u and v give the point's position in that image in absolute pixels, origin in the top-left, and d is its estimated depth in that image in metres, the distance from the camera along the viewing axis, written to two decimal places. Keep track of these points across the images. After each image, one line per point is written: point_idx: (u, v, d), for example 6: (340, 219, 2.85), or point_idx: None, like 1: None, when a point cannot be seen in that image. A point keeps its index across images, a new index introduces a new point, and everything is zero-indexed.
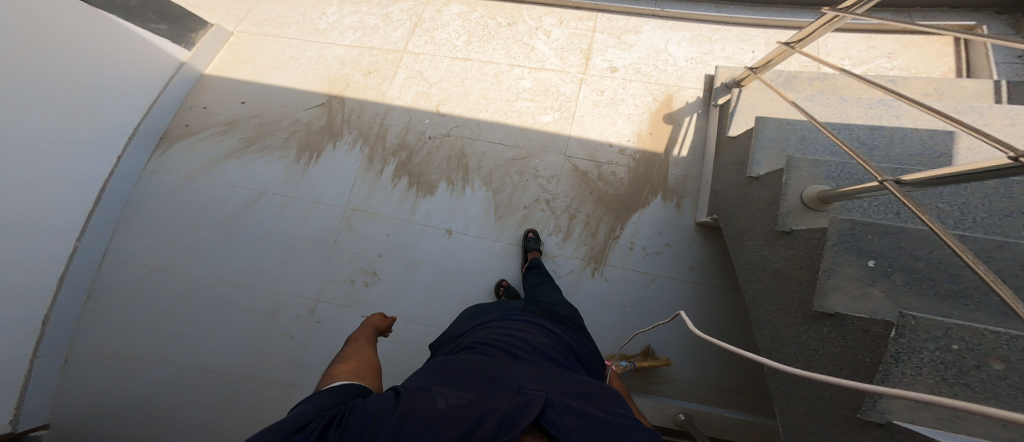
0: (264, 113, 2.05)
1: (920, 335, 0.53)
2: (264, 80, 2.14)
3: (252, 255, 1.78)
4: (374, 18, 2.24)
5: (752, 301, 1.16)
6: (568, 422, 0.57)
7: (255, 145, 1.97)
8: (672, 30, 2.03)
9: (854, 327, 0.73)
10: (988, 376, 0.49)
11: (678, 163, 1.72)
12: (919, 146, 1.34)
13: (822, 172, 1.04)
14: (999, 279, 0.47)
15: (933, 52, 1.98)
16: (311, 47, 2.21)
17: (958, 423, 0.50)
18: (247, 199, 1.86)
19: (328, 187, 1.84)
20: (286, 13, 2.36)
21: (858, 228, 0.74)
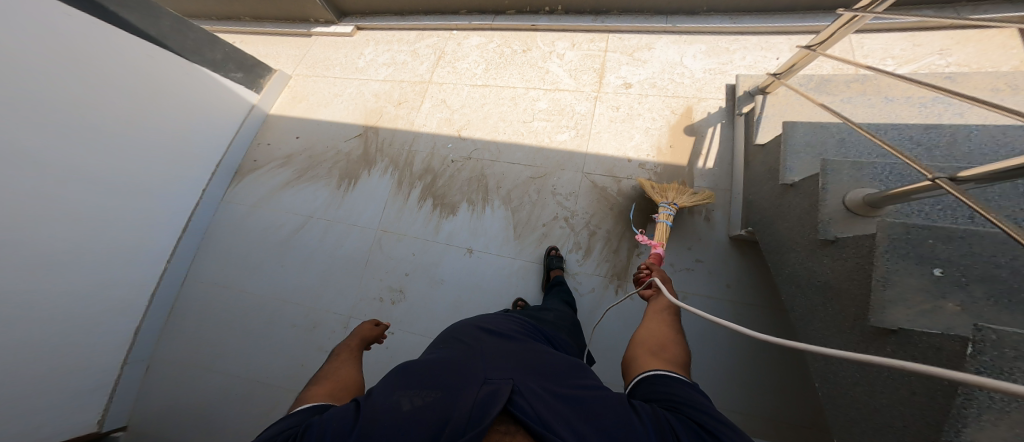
0: (313, 147, 2.24)
1: (1006, 352, 0.44)
2: (314, 116, 2.37)
3: (299, 274, 1.89)
4: (403, 55, 2.45)
5: (801, 318, 1.04)
6: (536, 407, 0.60)
7: (305, 175, 2.15)
8: (687, 44, 2.02)
9: (928, 346, 0.63)
10: None
11: (704, 175, 1.64)
12: (997, 145, 1.19)
13: (865, 175, 0.97)
14: None
15: (997, 45, 1.79)
16: (350, 84, 2.43)
17: None
18: (297, 224, 2.02)
19: (363, 211, 1.95)
20: (333, 56, 2.64)
21: (915, 232, 0.66)
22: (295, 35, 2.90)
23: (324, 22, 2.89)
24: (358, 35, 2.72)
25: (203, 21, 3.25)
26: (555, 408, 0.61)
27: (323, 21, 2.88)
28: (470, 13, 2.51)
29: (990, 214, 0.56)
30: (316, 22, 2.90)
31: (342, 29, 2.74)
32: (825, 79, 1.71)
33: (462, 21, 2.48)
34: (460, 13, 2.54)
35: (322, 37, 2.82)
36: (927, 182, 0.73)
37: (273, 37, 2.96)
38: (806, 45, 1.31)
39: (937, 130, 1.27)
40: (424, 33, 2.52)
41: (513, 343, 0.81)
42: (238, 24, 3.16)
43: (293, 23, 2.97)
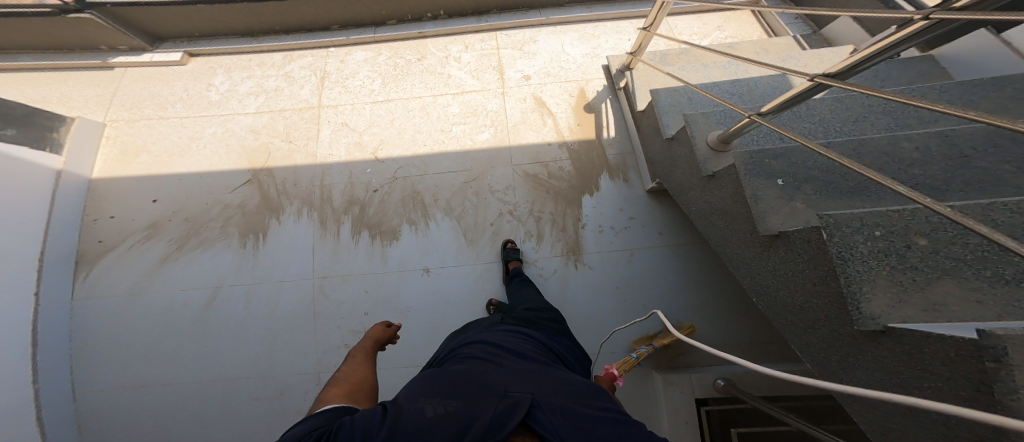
0: (187, 205, 1.80)
1: (848, 230, 0.75)
2: (171, 170, 1.89)
3: (236, 347, 1.56)
4: (273, 80, 2.18)
5: (717, 243, 1.37)
6: (553, 421, 0.62)
7: (190, 241, 1.73)
8: (562, 34, 2.31)
9: (799, 240, 0.92)
10: (920, 253, 0.69)
11: (612, 144, 1.93)
12: (773, 87, 1.81)
13: (712, 120, 1.40)
14: (867, 167, 0.71)
15: (744, 22, 2.60)
16: (211, 122, 2.03)
17: (944, 311, 0.64)
18: (204, 300, 1.63)
19: (289, 262, 1.68)
20: (161, 91, 2.16)
21: (756, 157, 1.15)
22: (77, 68, 2.25)
23: (127, 49, 2.32)
24: (193, 62, 2.29)
25: None
26: (570, 419, 0.64)
27: (126, 48, 2.31)
28: (344, 27, 2.40)
29: (790, 135, 0.88)
30: (113, 50, 2.30)
31: (167, 57, 2.25)
32: (664, 54, 2.20)
33: (338, 37, 2.34)
34: (332, 28, 2.40)
35: (129, 67, 2.26)
36: (747, 120, 1.12)
37: (45, 74, 2.23)
38: (642, 28, 1.71)
39: (739, 83, 1.84)
40: (293, 53, 2.30)
41: (531, 362, 0.83)
42: None
43: (68, 51, 2.28)
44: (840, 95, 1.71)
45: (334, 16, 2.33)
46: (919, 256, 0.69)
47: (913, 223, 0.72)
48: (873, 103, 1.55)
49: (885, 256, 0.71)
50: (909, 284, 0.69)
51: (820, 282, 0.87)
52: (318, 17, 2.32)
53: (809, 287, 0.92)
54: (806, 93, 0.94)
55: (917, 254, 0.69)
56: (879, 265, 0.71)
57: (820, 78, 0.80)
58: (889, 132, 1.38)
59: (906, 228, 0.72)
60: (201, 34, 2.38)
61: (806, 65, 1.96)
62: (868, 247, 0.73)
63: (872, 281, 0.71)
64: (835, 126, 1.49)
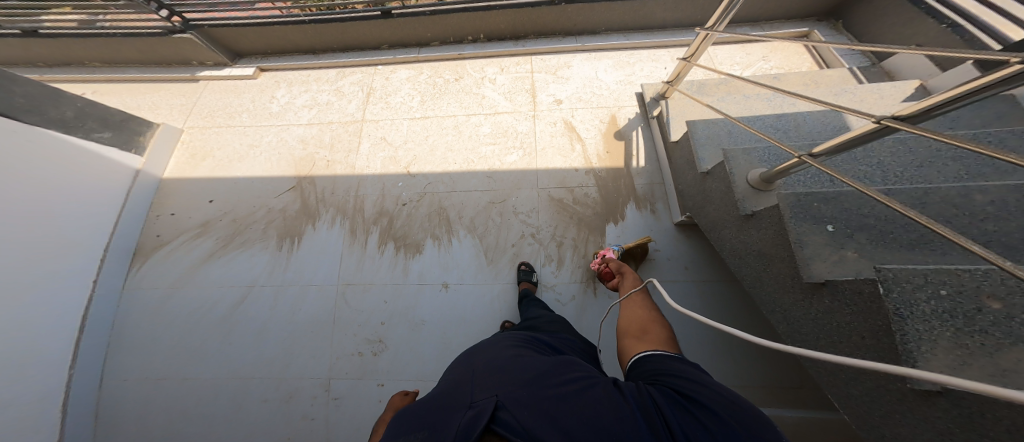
0: (236, 208, 1.97)
1: (906, 285, 0.71)
2: (228, 173, 2.09)
3: (255, 347, 1.66)
4: (326, 95, 2.36)
5: (751, 284, 1.28)
6: (519, 418, 0.63)
7: (234, 241, 1.89)
8: (597, 60, 2.34)
9: (849, 292, 0.86)
10: (990, 317, 0.64)
11: (640, 173, 1.89)
12: (821, 124, 1.70)
13: (753, 158, 1.32)
14: (933, 220, 0.68)
15: (792, 53, 2.48)
16: (269, 132, 2.23)
17: (1010, 378, 0.58)
18: (236, 298, 1.76)
19: (317, 268, 1.78)
20: (233, 102, 2.42)
21: (803, 200, 1.06)
22: (172, 80, 2.59)
23: (213, 64, 2.63)
24: (262, 76, 2.56)
25: (26, 70, 2.64)
26: (538, 411, 0.64)
27: (212, 63, 2.62)
28: (391, 47, 2.59)
29: (846, 180, 0.85)
30: (201, 65, 2.63)
31: (242, 72, 2.54)
32: (702, 84, 2.15)
33: (386, 56, 2.54)
34: (382, 47, 2.60)
35: (212, 80, 2.56)
36: (795, 160, 1.06)
37: (144, 85, 2.58)
38: (681, 58, 1.69)
39: (783, 118, 1.75)
40: (345, 70, 2.50)
41: (502, 354, 0.82)
42: (83, 71, 2.64)
43: (167, 66, 2.65)
44: (900, 136, 1.56)
45: (385, 38, 2.51)
46: (990, 320, 0.64)
47: (987, 285, 0.67)
48: (937, 148, 1.41)
49: (948, 317, 0.67)
50: (977, 349, 0.63)
51: (873, 336, 0.81)
52: (370, 38, 2.52)
53: (859, 341, 0.85)
54: (865, 139, 0.90)
55: (986, 317, 0.64)
56: (942, 325, 0.66)
57: (887, 120, 0.76)
58: (958, 181, 1.24)
59: (976, 289, 0.67)
60: (273, 50, 2.65)
61: (862, 101, 1.82)
62: (930, 304, 0.68)
63: (932, 341, 0.66)
64: (891, 170, 1.37)
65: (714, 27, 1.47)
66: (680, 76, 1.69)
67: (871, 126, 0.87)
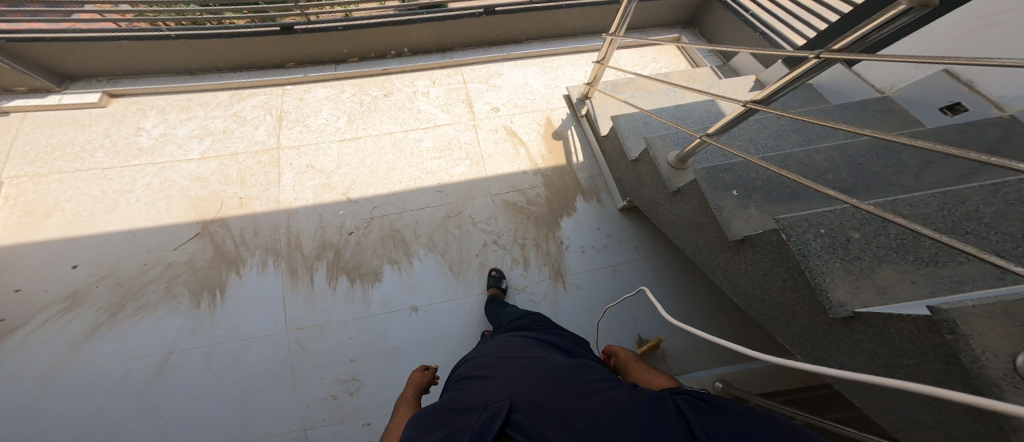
0: (117, 268, 1.60)
1: (799, 230, 0.94)
2: (93, 230, 1.68)
3: (195, 419, 1.35)
4: (221, 122, 2.11)
5: (691, 251, 1.50)
6: (533, 421, 0.62)
7: (126, 308, 1.52)
8: (524, 67, 2.47)
9: (762, 243, 1.06)
10: (857, 245, 0.90)
11: (582, 168, 2.05)
12: (709, 110, 2.09)
13: (668, 142, 1.57)
14: (799, 177, 0.88)
15: (673, 54, 3.00)
16: (144, 172, 1.88)
17: (893, 294, 0.80)
18: (152, 367, 1.42)
19: (255, 318, 1.53)
20: (76, 137, 1.98)
21: (713, 172, 1.32)
22: None
23: (26, 91, 2.10)
24: (115, 103, 2.17)
25: None
26: (554, 412, 0.63)
27: (24, 90, 2.09)
28: (301, 64, 2.42)
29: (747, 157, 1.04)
30: (6, 92, 2.07)
31: (82, 99, 2.10)
32: (615, 84, 2.45)
33: (295, 74, 2.36)
34: (288, 66, 2.41)
35: (30, 112, 2.06)
36: (695, 141, 1.28)
37: None
38: (596, 61, 1.90)
39: (682, 108, 2.10)
40: (243, 92, 2.26)
41: (514, 359, 0.81)
42: None
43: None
44: (760, 116, 2.03)
45: (290, 54, 2.33)
46: (858, 247, 0.90)
47: (845, 221, 0.95)
48: (782, 122, 1.87)
49: (834, 250, 0.90)
50: (860, 272, 0.86)
51: (790, 277, 0.99)
52: (272, 56, 2.33)
53: (783, 283, 1.03)
54: (738, 119, 1.15)
55: (855, 245, 0.90)
56: (832, 258, 0.89)
57: (751, 104, 0.99)
58: (802, 146, 1.68)
59: (842, 225, 0.95)
60: (124, 72, 2.25)
61: (729, 90, 2.30)
62: (819, 243, 0.91)
63: (830, 271, 0.87)
64: (760, 142, 1.76)
65: (616, 32, 1.70)
66: (597, 78, 1.90)
67: (739, 111, 1.11)
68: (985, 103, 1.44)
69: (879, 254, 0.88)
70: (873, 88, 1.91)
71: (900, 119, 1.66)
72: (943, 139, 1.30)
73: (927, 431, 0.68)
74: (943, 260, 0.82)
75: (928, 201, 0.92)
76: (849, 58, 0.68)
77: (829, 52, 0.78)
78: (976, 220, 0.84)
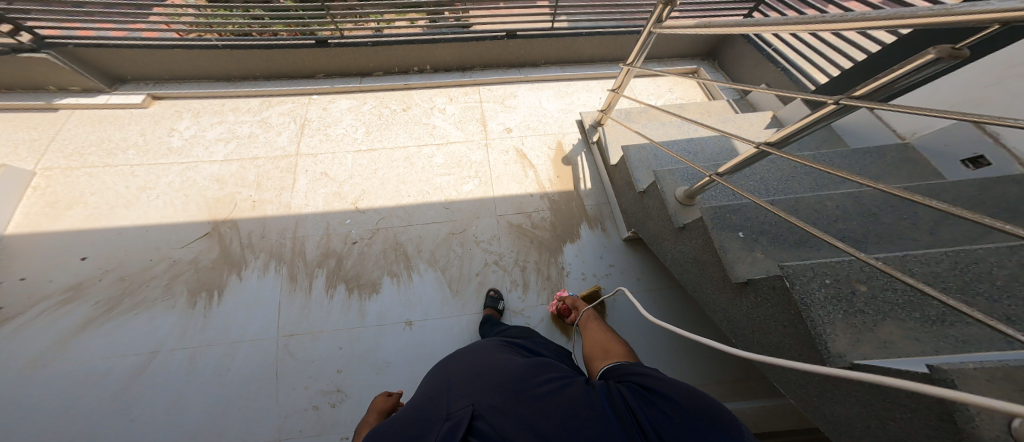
0: (124, 262, 1.67)
1: (803, 277, 0.92)
2: (110, 223, 1.77)
3: (172, 421, 1.37)
4: (247, 126, 2.21)
5: (693, 289, 1.47)
6: (497, 427, 0.63)
7: (124, 303, 1.58)
8: (540, 91, 2.52)
9: (765, 287, 1.04)
10: (863, 297, 0.89)
11: (589, 194, 2.06)
12: (721, 147, 2.08)
13: (676, 177, 1.57)
14: (807, 225, 0.87)
15: (690, 86, 3.01)
16: (169, 171, 1.98)
17: (896, 349, 0.78)
18: (135, 366, 1.46)
19: (248, 322, 1.57)
20: (114, 135, 2.11)
21: (720, 213, 1.31)
22: (15, 110, 2.17)
23: (79, 90, 2.27)
24: (155, 104, 2.29)
25: None
26: (516, 417, 0.64)
27: (78, 89, 2.26)
28: (329, 75, 2.53)
29: (760, 202, 1.02)
30: (61, 91, 2.25)
31: (127, 100, 2.24)
32: (629, 112, 2.47)
33: (322, 85, 2.46)
34: (316, 76, 2.52)
35: (79, 110, 2.21)
36: (705, 179, 1.29)
37: None
38: (610, 90, 1.93)
39: (693, 142, 2.10)
40: (272, 99, 2.37)
41: (475, 362, 0.81)
42: None
43: (7, 90, 2.21)
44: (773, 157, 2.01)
45: (320, 66, 2.46)
46: (864, 300, 0.88)
47: (851, 271, 0.94)
48: (794, 165, 1.85)
49: (837, 301, 0.88)
50: (862, 326, 0.84)
51: (792, 323, 0.97)
52: (302, 66, 2.44)
53: (783, 329, 1.01)
54: (749, 161, 1.15)
55: (859, 297, 0.88)
56: (835, 310, 0.87)
57: (764, 147, 0.99)
58: (813, 192, 1.65)
59: (847, 275, 0.94)
60: (170, 76, 2.41)
61: (743, 127, 2.29)
62: (823, 293, 0.89)
63: (833, 322, 0.85)
64: (770, 183, 1.74)
65: (632, 64, 1.73)
66: (611, 105, 1.91)
67: (750, 152, 1.12)
68: (1009, 159, 1.40)
69: (884, 308, 0.86)
70: (894, 132, 1.87)
71: (920, 169, 1.62)
72: (962, 195, 1.26)
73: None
74: (948, 320, 0.80)
75: (939, 259, 0.90)
76: (883, 106, 0.68)
77: (850, 99, 0.79)
78: (989, 283, 0.83)
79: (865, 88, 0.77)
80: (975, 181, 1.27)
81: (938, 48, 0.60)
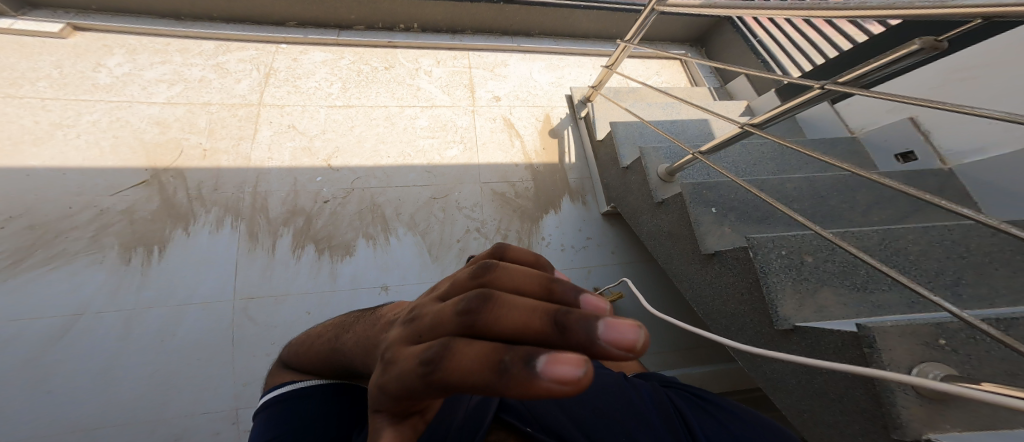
0: (34, 208, 1.45)
1: (765, 249, 0.96)
2: (16, 162, 1.52)
3: (100, 390, 1.23)
4: (199, 70, 1.97)
5: (664, 261, 1.51)
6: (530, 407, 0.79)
7: (35, 254, 1.38)
8: (531, 62, 2.46)
9: (730, 258, 1.09)
10: (810, 267, 0.95)
11: (573, 168, 2.05)
12: (703, 129, 2.12)
13: (659, 154, 1.60)
14: (774, 199, 0.91)
15: (675, 71, 3.05)
16: (94, 109, 1.73)
17: (828, 313, 0.90)
18: (54, 327, 1.29)
19: (197, 283, 1.43)
20: (17, 63, 1.79)
21: (701, 187, 1.34)
22: None
23: None
24: (78, 36, 1.99)
25: None
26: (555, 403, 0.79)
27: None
28: (302, 25, 2.31)
29: (737, 179, 1.05)
30: None
31: (42, 26, 1.93)
32: (616, 91, 2.47)
33: (294, 34, 2.24)
34: (287, 24, 2.30)
35: None
36: (688, 157, 1.31)
37: None
38: (605, 65, 1.91)
39: (677, 123, 2.14)
40: (230, 44, 2.13)
41: None
42: None
43: None
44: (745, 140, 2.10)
45: (293, 13, 2.24)
46: (810, 270, 0.95)
47: (804, 243, 0.97)
48: (763, 149, 1.94)
49: (789, 271, 0.94)
50: (806, 292, 0.93)
51: (748, 292, 1.03)
52: (272, 10, 2.21)
53: (740, 298, 1.07)
54: (731, 139, 1.18)
55: (807, 268, 0.95)
56: (787, 278, 0.93)
57: (748, 128, 1.02)
58: (777, 174, 1.76)
59: (802, 246, 0.97)
60: (99, 7, 2.09)
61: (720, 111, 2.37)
62: (779, 262, 0.95)
63: (783, 290, 0.93)
64: (742, 166, 1.82)
65: (630, 40, 1.72)
66: (603, 82, 1.88)
67: (734, 132, 1.15)
68: (932, 154, 1.57)
69: (824, 276, 0.95)
70: (845, 127, 2.02)
71: (862, 160, 1.77)
72: (899, 180, 1.39)
73: (828, 431, 0.80)
74: (869, 287, 0.93)
75: (870, 236, 0.96)
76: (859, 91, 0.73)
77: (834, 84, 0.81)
78: (904, 256, 0.94)
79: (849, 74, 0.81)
80: (902, 172, 1.40)
81: (923, 39, 0.63)
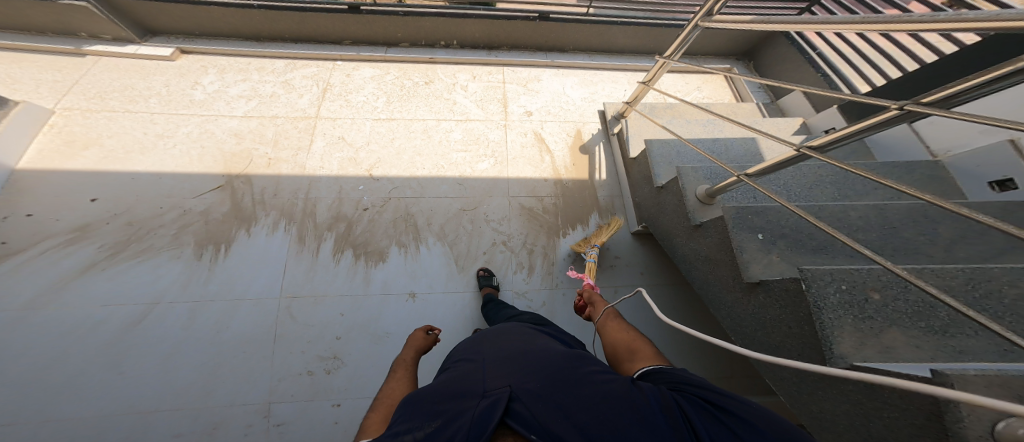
0: (133, 208, 1.72)
1: (821, 283, 0.88)
2: (124, 167, 1.83)
3: (161, 375, 1.41)
4: (270, 86, 2.23)
5: (700, 287, 1.41)
6: (533, 411, 0.61)
7: (129, 248, 1.64)
8: (565, 77, 2.48)
9: (778, 290, 1.00)
10: (873, 305, 0.85)
11: (603, 186, 2.02)
12: (749, 149, 1.98)
13: (700, 175, 1.50)
14: (835, 229, 0.82)
15: (719, 85, 2.90)
16: (187, 121, 2.03)
17: (894, 354, 0.78)
18: (134, 315, 1.51)
19: (251, 280, 1.61)
20: (136, 83, 2.16)
21: (742, 212, 1.24)
22: (43, 51, 2.25)
23: (110, 39, 2.34)
24: (182, 59, 2.35)
25: None
26: (555, 405, 0.61)
27: (107, 38, 2.34)
28: (356, 44, 2.54)
29: (790, 206, 0.94)
30: (92, 38, 2.33)
31: (155, 51, 2.30)
32: (653, 106, 2.41)
33: (348, 52, 2.47)
34: (343, 43, 2.54)
35: (104, 56, 2.27)
36: (732, 179, 1.24)
37: (4, 53, 2.21)
38: (642, 81, 1.86)
39: (718, 141, 2.02)
40: (296, 62, 2.39)
41: (511, 348, 0.80)
42: None
43: (41, 35, 2.30)
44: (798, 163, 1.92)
45: (349, 33, 2.47)
46: (874, 307, 0.84)
47: (867, 279, 0.88)
48: (821, 172, 1.77)
49: (849, 307, 0.85)
50: (868, 331, 0.82)
51: (799, 327, 0.93)
52: (331, 32, 2.46)
53: (787, 330, 0.97)
54: (785, 164, 1.08)
55: (871, 305, 0.84)
56: (845, 314, 0.84)
57: (805, 150, 0.92)
58: (835, 201, 1.59)
59: (863, 282, 0.88)
60: (199, 33, 2.46)
61: (769, 130, 2.20)
62: (836, 297, 0.86)
63: (840, 326, 0.83)
64: (794, 190, 1.67)
65: (670, 57, 1.66)
66: (638, 98, 1.82)
67: (789, 154, 1.04)
68: None
69: (892, 316, 0.83)
70: (927, 149, 1.76)
71: (942, 187, 1.55)
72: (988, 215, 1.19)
73: None
74: (952, 331, 0.77)
75: (953, 275, 0.85)
76: (944, 114, 0.64)
77: (915, 104, 0.72)
78: (997, 301, 0.79)
79: (936, 94, 0.71)
80: (998, 206, 1.20)
81: None
